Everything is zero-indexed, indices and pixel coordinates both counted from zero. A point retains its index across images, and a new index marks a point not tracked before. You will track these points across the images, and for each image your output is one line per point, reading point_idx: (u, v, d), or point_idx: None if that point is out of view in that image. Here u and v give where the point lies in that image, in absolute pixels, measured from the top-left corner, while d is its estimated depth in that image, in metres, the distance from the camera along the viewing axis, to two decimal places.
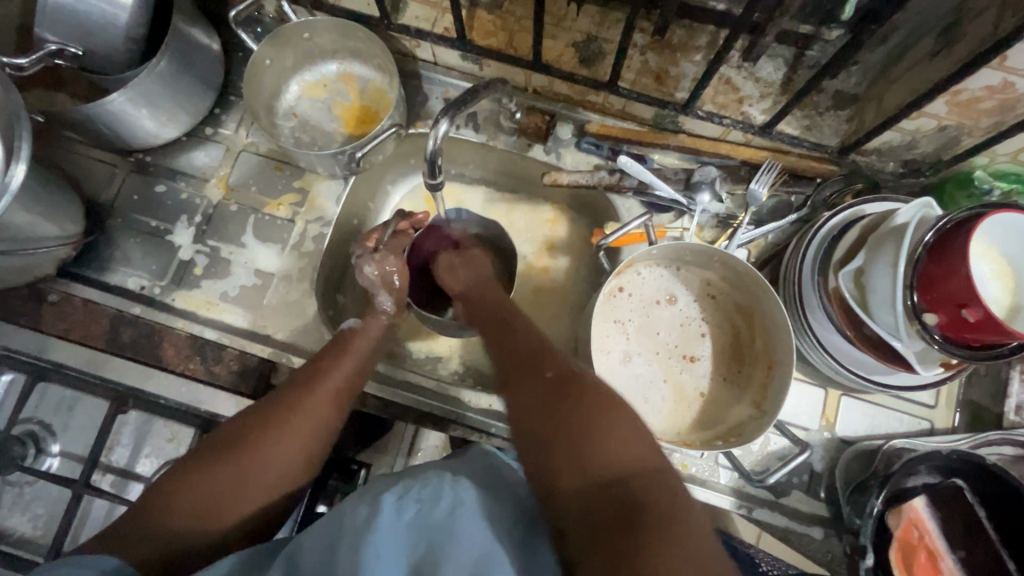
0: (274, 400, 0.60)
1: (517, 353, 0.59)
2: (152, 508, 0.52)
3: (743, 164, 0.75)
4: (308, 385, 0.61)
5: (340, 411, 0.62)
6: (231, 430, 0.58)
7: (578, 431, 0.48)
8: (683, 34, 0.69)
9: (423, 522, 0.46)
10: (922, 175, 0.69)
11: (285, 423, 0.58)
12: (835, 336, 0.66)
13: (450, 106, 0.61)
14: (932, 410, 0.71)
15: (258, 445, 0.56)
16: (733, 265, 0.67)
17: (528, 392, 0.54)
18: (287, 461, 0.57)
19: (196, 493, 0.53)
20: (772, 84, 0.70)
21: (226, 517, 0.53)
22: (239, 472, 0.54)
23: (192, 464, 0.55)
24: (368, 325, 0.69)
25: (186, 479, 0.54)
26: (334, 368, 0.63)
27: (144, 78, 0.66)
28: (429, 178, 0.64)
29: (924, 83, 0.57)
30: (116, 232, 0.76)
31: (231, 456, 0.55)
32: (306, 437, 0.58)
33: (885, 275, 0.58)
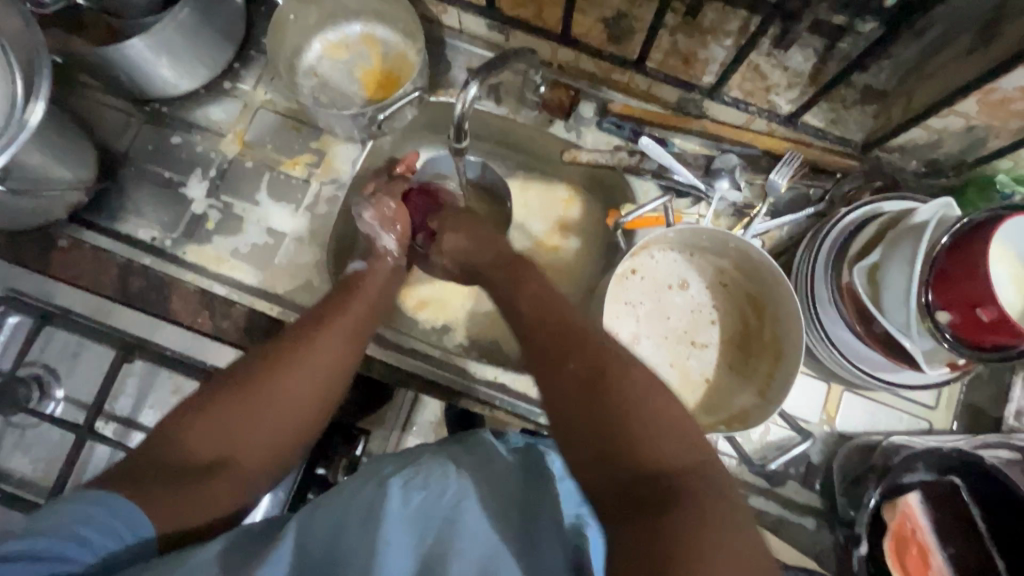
0: (288, 338, 0.61)
1: (550, 325, 0.55)
2: (166, 442, 0.52)
3: (765, 154, 0.74)
4: (321, 323, 0.62)
5: (352, 353, 0.63)
6: (247, 367, 0.58)
7: (628, 418, 0.45)
8: (715, 16, 0.68)
9: (431, 510, 0.46)
10: (944, 176, 0.68)
11: (301, 362, 0.59)
12: (844, 332, 0.66)
13: (482, 68, 0.60)
14: (932, 411, 0.71)
15: (276, 381, 0.57)
16: (749, 253, 0.66)
17: (571, 375, 0.49)
18: (300, 397, 0.58)
19: (220, 424, 0.54)
20: (800, 75, 0.69)
21: (247, 454, 0.54)
22: (261, 408, 0.56)
23: (213, 395, 0.56)
24: (375, 267, 0.69)
25: (198, 414, 0.54)
26: (348, 312, 0.64)
27: (165, 26, 0.65)
28: (455, 142, 0.64)
29: (956, 81, 0.56)
30: (129, 182, 0.76)
31: (243, 391, 0.56)
32: (323, 375, 0.60)
33: (902, 271, 0.58)
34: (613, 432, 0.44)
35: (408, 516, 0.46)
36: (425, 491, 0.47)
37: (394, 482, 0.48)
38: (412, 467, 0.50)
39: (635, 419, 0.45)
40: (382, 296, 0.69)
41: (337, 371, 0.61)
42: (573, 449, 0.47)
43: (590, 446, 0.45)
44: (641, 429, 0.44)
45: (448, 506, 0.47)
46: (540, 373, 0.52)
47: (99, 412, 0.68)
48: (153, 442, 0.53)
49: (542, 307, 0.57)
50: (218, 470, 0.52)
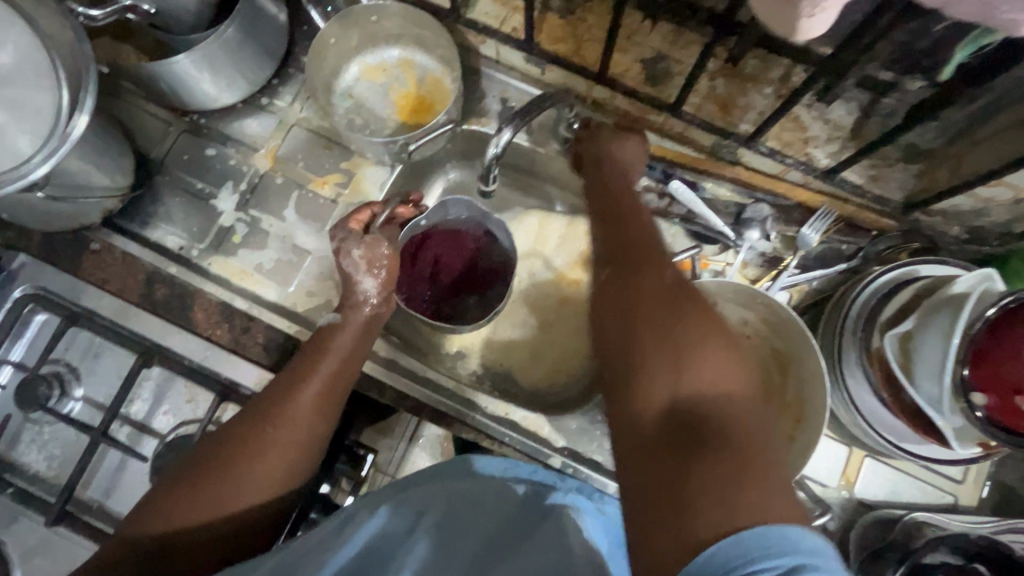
0: (253, 414, 0.59)
1: (638, 253, 0.58)
2: (144, 523, 0.54)
3: (798, 206, 0.72)
4: (288, 387, 0.60)
5: (322, 420, 0.60)
6: (215, 442, 0.58)
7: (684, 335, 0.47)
8: (757, 64, 0.65)
9: (421, 532, 0.52)
10: (986, 244, 0.66)
11: (267, 436, 0.58)
12: (870, 399, 0.64)
13: (516, 115, 0.62)
14: (959, 485, 0.68)
15: (238, 467, 0.56)
16: (776, 310, 0.64)
17: (643, 292, 0.53)
18: (268, 474, 0.57)
19: (189, 507, 0.54)
20: (842, 128, 0.66)
21: (206, 537, 0.55)
22: (221, 498, 0.55)
23: (181, 478, 0.56)
24: (347, 321, 0.66)
25: (170, 496, 0.55)
26: (317, 370, 0.62)
27: (211, 44, 0.66)
28: (483, 183, 0.68)
29: (1009, 152, 0.54)
30: (162, 190, 0.77)
31: (211, 471, 0.56)
32: (284, 452, 0.58)
33: (937, 346, 0.56)
34: (678, 365, 0.46)
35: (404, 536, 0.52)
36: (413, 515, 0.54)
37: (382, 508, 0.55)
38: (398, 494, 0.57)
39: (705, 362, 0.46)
40: (355, 351, 0.65)
41: (304, 439, 0.59)
42: (623, 417, 0.47)
43: (643, 395, 0.47)
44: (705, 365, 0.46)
45: (431, 533, 0.52)
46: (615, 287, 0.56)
47: (115, 416, 0.69)
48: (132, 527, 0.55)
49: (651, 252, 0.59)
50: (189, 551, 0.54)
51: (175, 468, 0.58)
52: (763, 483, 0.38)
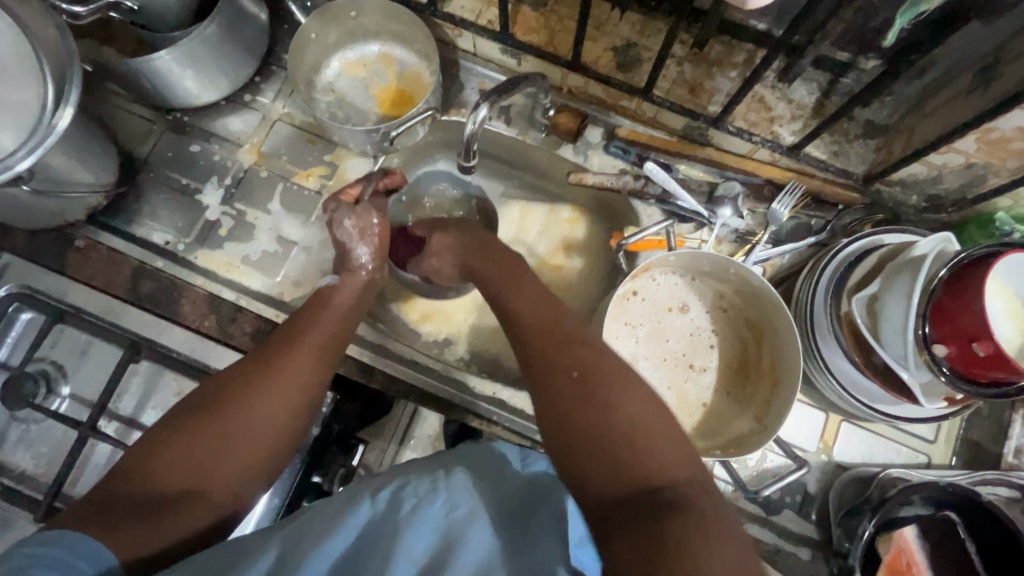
0: (254, 362, 0.59)
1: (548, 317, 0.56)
2: (136, 475, 0.49)
3: (768, 183, 0.75)
4: (295, 333, 0.62)
5: (324, 369, 0.62)
6: (215, 390, 0.56)
7: (613, 432, 0.45)
8: (722, 49, 0.71)
9: (426, 517, 0.47)
10: (944, 212, 0.69)
11: (273, 379, 0.58)
12: (843, 362, 0.67)
13: (491, 92, 0.64)
14: (930, 444, 0.71)
15: (246, 409, 0.55)
16: (749, 279, 0.66)
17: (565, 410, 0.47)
18: (275, 418, 0.56)
19: (202, 442, 0.52)
20: (804, 107, 0.71)
21: (216, 477, 0.52)
22: (231, 436, 0.54)
23: (185, 417, 0.54)
24: (347, 283, 0.70)
25: (168, 444, 0.52)
26: (317, 324, 0.65)
27: (192, 40, 0.68)
28: (463, 161, 0.68)
29: (957, 118, 0.57)
30: (147, 187, 0.78)
31: (215, 416, 0.54)
32: (289, 395, 0.58)
33: (900, 305, 0.59)
34: (618, 475, 0.43)
35: (407, 520, 0.47)
36: (417, 499, 0.49)
37: (383, 496, 0.51)
38: (403, 480, 0.52)
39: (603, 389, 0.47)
40: (352, 310, 0.69)
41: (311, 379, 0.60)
42: (570, 443, 0.46)
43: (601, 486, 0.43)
44: (642, 462, 0.43)
45: (441, 516, 0.48)
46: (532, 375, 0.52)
47: (103, 410, 0.69)
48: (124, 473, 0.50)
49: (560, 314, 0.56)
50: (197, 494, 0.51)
51: (164, 419, 0.54)
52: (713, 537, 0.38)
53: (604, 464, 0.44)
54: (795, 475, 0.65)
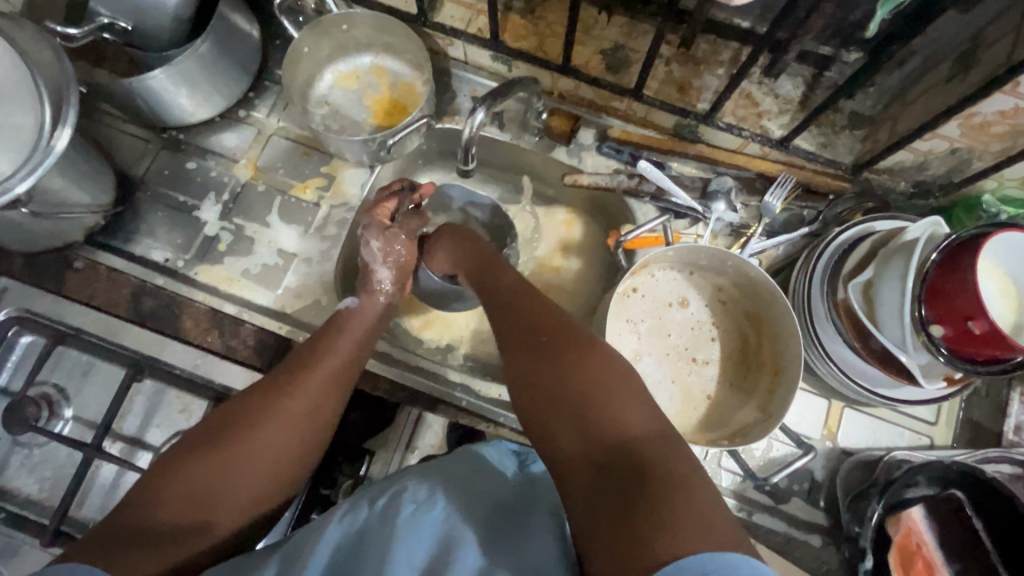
0: (268, 387, 0.58)
1: (533, 311, 0.58)
2: (142, 504, 0.48)
3: (759, 176, 0.76)
4: (309, 356, 0.62)
5: (337, 396, 0.61)
6: (227, 414, 0.56)
7: (583, 407, 0.48)
8: (708, 48, 0.72)
9: (424, 522, 0.48)
10: (931, 197, 0.71)
11: (286, 405, 0.57)
12: (843, 349, 0.68)
13: (487, 96, 0.65)
14: (932, 427, 0.72)
15: (256, 436, 0.54)
16: (746, 271, 0.67)
17: (542, 393, 0.51)
18: (286, 446, 0.55)
19: (213, 472, 0.51)
20: (791, 101, 0.73)
21: (223, 508, 0.51)
22: (241, 461, 0.53)
23: (195, 446, 0.53)
24: (363, 305, 0.69)
25: (178, 469, 0.51)
26: (333, 348, 0.63)
27: (185, 58, 0.68)
28: (462, 164, 0.70)
29: (939, 105, 0.59)
30: (143, 205, 0.78)
31: (226, 442, 0.53)
32: (301, 423, 0.57)
33: (895, 288, 0.60)
34: (587, 440, 0.46)
35: (407, 527, 0.48)
36: (415, 505, 0.50)
37: (381, 502, 0.51)
38: (400, 486, 0.52)
39: (584, 377, 0.50)
40: (369, 335, 0.68)
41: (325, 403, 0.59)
42: (548, 424, 0.50)
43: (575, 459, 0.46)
44: (609, 428, 0.46)
45: (441, 518, 0.49)
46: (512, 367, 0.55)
47: (107, 430, 0.69)
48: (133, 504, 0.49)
49: (544, 306, 0.58)
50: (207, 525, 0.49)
51: (176, 444, 0.54)
52: (676, 498, 0.39)
53: (579, 437, 0.47)
54: (802, 461, 0.66)
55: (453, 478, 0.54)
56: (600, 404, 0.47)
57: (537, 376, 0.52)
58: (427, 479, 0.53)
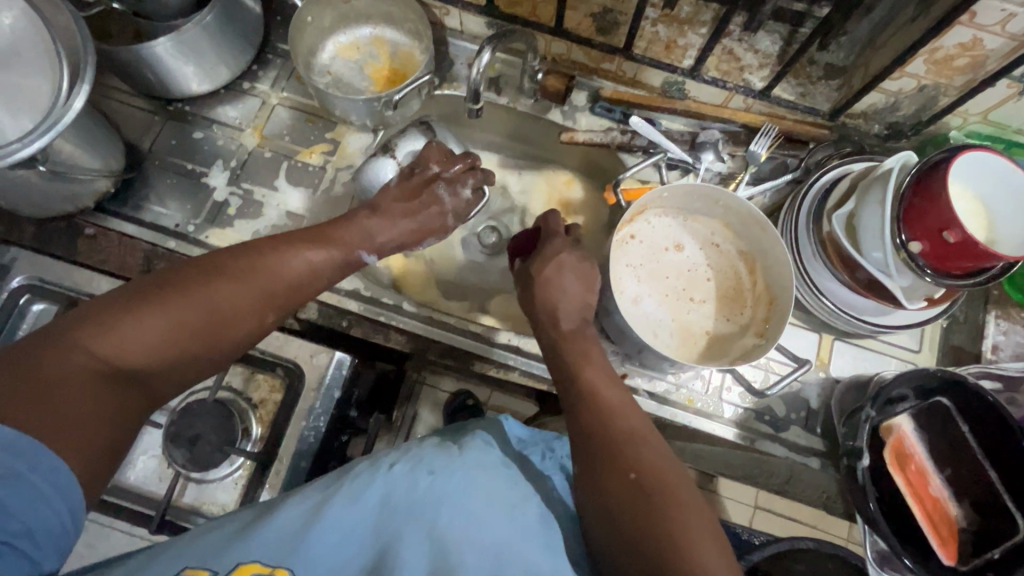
0: (236, 258, 0.55)
1: (613, 414, 0.53)
2: (72, 338, 0.44)
3: (744, 128, 0.81)
4: (275, 247, 0.57)
5: (304, 293, 0.59)
6: (183, 271, 0.51)
7: (664, 549, 0.44)
8: (691, 9, 0.74)
9: (442, 491, 0.51)
10: (903, 137, 0.76)
11: (248, 279, 0.54)
12: (830, 280, 0.72)
13: (492, 37, 0.69)
14: (917, 353, 0.76)
15: (210, 301, 0.51)
16: (737, 209, 0.71)
17: (617, 522, 0.47)
18: (239, 320, 0.53)
19: (144, 331, 0.47)
20: (769, 55, 0.76)
21: (155, 365, 0.48)
22: (188, 320, 0.49)
23: (127, 302, 0.47)
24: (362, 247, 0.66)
25: (116, 312, 0.46)
26: (311, 244, 0.60)
27: (192, 27, 0.71)
28: (471, 104, 0.72)
29: (906, 42, 0.64)
30: (152, 174, 0.80)
31: (174, 296, 0.49)
32: (259, 303, 0.54)
33: (875, 213, 0.64)
34: None
35: (424, 498, 0.50)
36: (432, 475, 0.52)
37: (400, 467, 0.53)
38: (418, 458, 0.55)
39: (661, 515, 0.45)
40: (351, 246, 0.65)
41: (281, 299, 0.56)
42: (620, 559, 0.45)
43: None
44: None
45: (456, 487, 0.52)
46: (581, 483, 0.51)
47: None
48: (45, 346, 0.43)
49: (626, 418, 0.53)
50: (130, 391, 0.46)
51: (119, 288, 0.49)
52: None
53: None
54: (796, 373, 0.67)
55: (472, 454, 0.56)
56: (678, 547, 0.43)
57: (609, 501, 0.48)
58: (443, 452, 0.56)
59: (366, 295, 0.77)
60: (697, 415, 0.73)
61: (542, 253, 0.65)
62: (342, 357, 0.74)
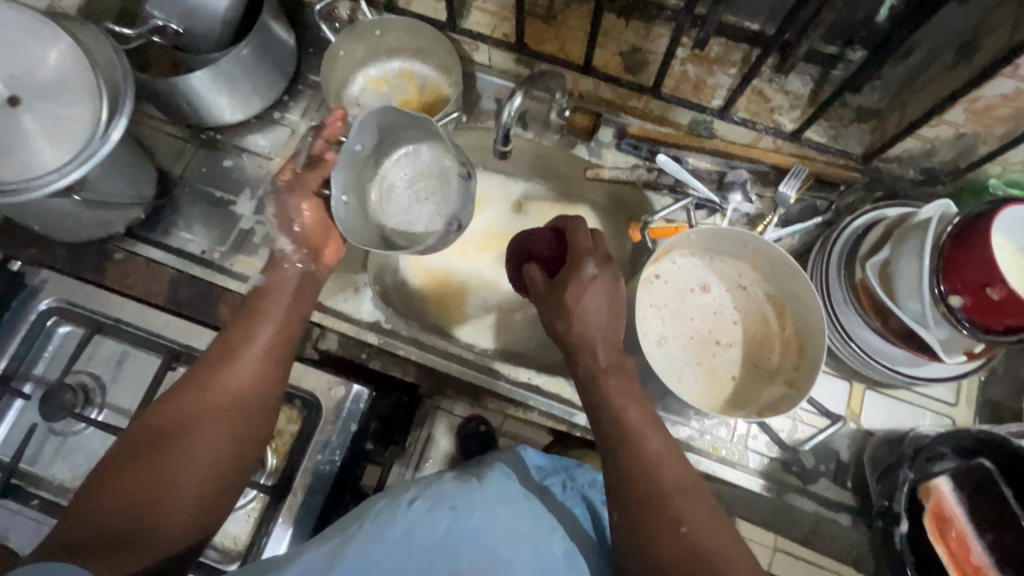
0: (194, 380, 0.58)
1: (655, 463, 0.53)
2: (83, 513, 0.50)
3: (773, 169, 0.79)
4: (225, 353, 0.60)
5: (270, 379, 0.61)
6: (153, 415, 0.56)
7: None
8: (720, 50, 0.78)
9: (463, 527, 0.52)
10: (939, 184, 0.74)
11: (213, 393, 0.57)
12: (863, 328, 0.69)
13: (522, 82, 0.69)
14: (953, 407, 0.73)
15: (187, 430, 0.55)
16: (767, 253, 0.70)
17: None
18: (218, 434, 0.56)
19: (139, 484, 0.52)
20: (800, 97, 0.77)
21: (165, 510, 0.52)
22: (172, 457, 0.53)
23: (119, 456, 0.53)
24: (278, 284, 0.67)
25: (111, 478, 0.52)
26: (254, 329, 0.62)
27: (227, 61, 0.73)
28: (499, 146, 0.72)
29: (945, 90, 0.63)
30: (181, 201, 0.81)
31: (152, 443, 0.54)
32: (234, 408, 0.57)
33: (912, 264, 0.62)
34: None
35: (447, 536, 0.51)
36: (454, 511, 0.53)
37: (420, 504, 0.53)
38: (438, 487, 0.56)
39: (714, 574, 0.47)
40: (294, 310, 0.66)
41: (251, 402, 0.58)
42: None
43: None
44: None
45: (479, 522, 0.53)
46: (625, 534, 0.52)
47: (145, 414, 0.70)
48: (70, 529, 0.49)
49: (668, 466, 0.53)
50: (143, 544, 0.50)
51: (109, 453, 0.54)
52: None
53: None
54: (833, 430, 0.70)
55: (492, 485, 0.57)
56: None
57: (661, 559, 0.49)
58: (465, 482, 0.57)
59: (387, 327, 0.78)
60: (721, 464, 0.71)
61: (578, 279, 0.60)
62: (360, 391, 0.73)
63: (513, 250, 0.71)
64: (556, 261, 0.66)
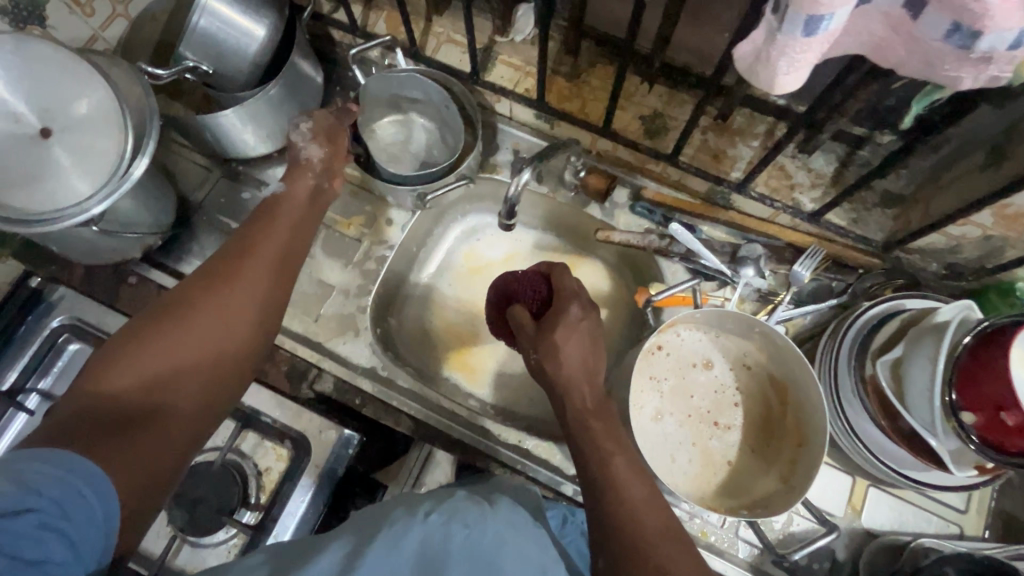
0: (206, 276, 0.60)
1: (641, 506, 0.50)
2: (92, 386, 0.51)
3: (789, 247, 0.78)
4: (237, 253, 0.62)
5: (277, 285, 0.63)
6: (166, 303, 0.57)
7: None
8: (744, 121, 0.75)
9: (477, 543, 0.50)
10: (963, 280, 0.71)
11: (225, 289, 0.59)
12: (869, 426, 0.66)
13: (531, 160, 0.70)
14: (962, 515, 0.70)
15: (199, 318, 0.57)
16: (773, 338, 0.67)
17: None
18: (229, 327, 0.58)
19: (151, 365, 0.53)
20: (823, 176, 0.75)
21: (177, 389, 0.53)
22: (184, 340, 0.55)
23: (127, 339, 0.54)
24: (292, 193, 0.69)
25: (122, 354, 0.53)
26: (268, 234, 0.64)
27: (257, 101, 0.74)
28: (504, 220, 0.72)
29: (973, 192, 0.60)
30: (198, 229, 0.83)
31: (166, 324, 0.55)
32: (246, 305, 0.59)
33: (925, 370, 0.59)
34: None
35: (465, 554, 0.49)
36: (468, 530, 0.51)
37: (436, 517, 0.52)
38: (450, 506, 0.54)
39: None
40: (303, 220, 0.68)
41: (262, 302, 0.61)
42: None
43: None
44: None
45: (488, 539, 0.50)
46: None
47: None
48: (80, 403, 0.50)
49: (656, 512, 0.50)
50: (152, 427, 0.51)
51: (118, 334, 0.55)
52: None
53: None
54: (824, 541, 0.66)
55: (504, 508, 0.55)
56: None
57: None
58: (474, 502, 0.55)
59: (382, 374, 0.78)
60: (708, 550, 0.69)
61: (566, 321, 0.60)
62: (350, 436, 0.73)
63: (495, 289, 0.72)
64: (537, 304, 0.67)
